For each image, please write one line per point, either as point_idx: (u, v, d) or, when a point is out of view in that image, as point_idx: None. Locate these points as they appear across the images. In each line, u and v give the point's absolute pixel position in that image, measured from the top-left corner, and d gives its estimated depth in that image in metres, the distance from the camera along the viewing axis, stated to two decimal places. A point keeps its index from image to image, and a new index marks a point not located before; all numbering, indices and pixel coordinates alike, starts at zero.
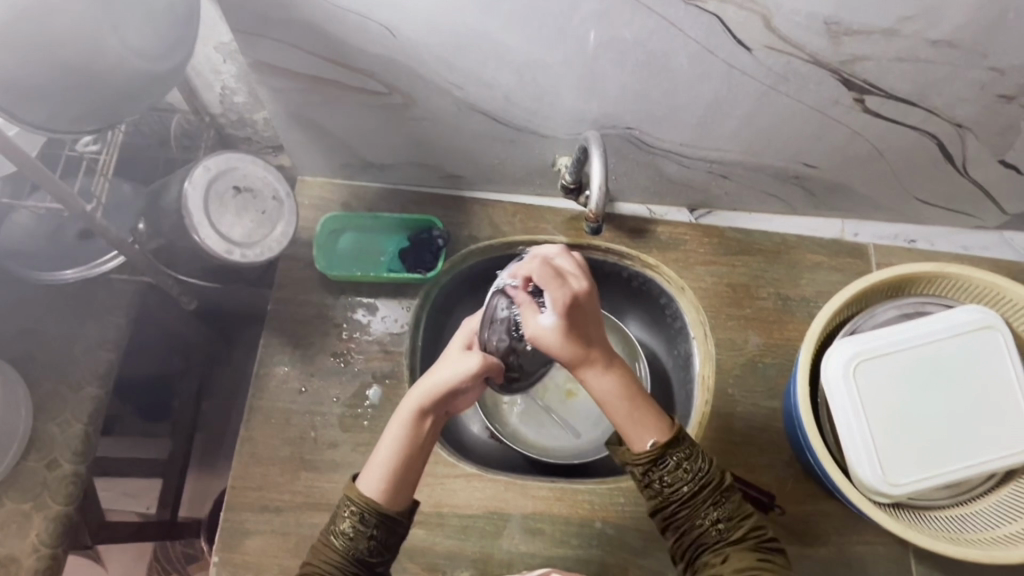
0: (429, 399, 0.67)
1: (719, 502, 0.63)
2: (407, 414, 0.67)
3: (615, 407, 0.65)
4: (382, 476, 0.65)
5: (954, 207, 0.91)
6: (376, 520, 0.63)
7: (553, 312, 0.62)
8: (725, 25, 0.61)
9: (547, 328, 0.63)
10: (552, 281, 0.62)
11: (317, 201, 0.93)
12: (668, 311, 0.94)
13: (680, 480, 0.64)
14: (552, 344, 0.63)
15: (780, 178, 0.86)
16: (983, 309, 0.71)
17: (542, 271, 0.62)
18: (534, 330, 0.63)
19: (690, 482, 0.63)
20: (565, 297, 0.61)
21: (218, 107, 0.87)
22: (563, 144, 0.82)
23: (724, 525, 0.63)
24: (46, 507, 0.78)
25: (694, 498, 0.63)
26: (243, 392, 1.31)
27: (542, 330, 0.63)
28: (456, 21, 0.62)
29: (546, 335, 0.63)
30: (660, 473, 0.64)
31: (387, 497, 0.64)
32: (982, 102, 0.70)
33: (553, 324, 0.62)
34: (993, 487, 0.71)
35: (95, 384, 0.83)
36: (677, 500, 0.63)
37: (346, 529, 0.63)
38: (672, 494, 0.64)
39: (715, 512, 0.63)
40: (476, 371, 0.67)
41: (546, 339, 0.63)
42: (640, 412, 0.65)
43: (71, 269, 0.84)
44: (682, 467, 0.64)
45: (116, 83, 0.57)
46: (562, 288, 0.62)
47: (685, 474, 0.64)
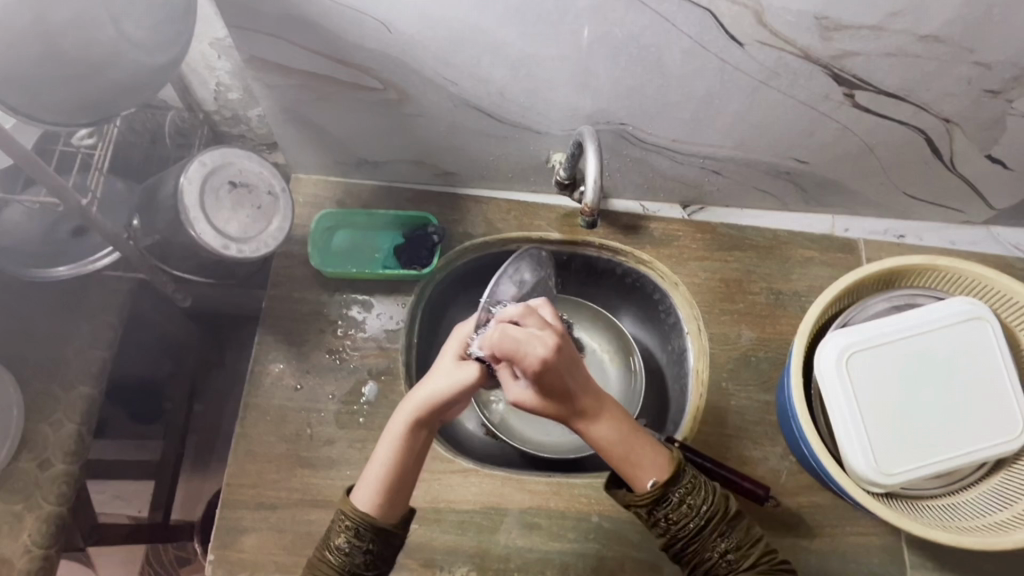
0: (423, 411, 0.65)
1: (725, 532, 0.63)
2: (401, 427, 0.65)
3: (611, 455, 0.64)
4: (374, 489, 0.63)
5: (942, 202, 0.93)
6: (371, 534, 0.62)
7: (524, 381, 0.61)
8: (718, 20, 0.62)
9: (523, 392, 0.62)
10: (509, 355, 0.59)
11: (312, 199, 0.93)
12: (662, 307, 0.95)
13: (685, 516, 0.63)
14: (533, 410, 0.62)
15: (772, 173, 0.87)
16: (973, 301, 0.72)
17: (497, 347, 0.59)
18: (513, 394, 0.63)
19: (696, 517, 0.62)
20: (529, 368, 0.59)
21: (212, 104, 0.87)
22: (557, 140, 0.83)
23: (734, 555, 0.62)
24: (39, 507, 0.77)
25: (701, 532, 0.62)
26: (235, 393, 1.31)
27: (520, 399, 0.62)
28: (451, 16, 0.62)
29: (523, 400, 0.62)
30: (665, 513, 0.63)
31: (380, 510, 0.63)
32: (968, 97, 0.71)
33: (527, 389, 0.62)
34: (983, 477, 0.72)
35: (87, 383, 0.83)
36: (684, 537, 0.63)
37: (341, 545, 0.62)
38: (679, 531, 0.63)
39: (723, 543, 0.62)
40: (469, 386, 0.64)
41: (528, 403, 0.62)
42: (638, 453, 0.64)
43: (64, 268, 0.82)
44: (685, 502, 0.63)
45: (112, 76, 0.57)
46: (521, 361, 0.59)
47: (689, 510, 0.63)
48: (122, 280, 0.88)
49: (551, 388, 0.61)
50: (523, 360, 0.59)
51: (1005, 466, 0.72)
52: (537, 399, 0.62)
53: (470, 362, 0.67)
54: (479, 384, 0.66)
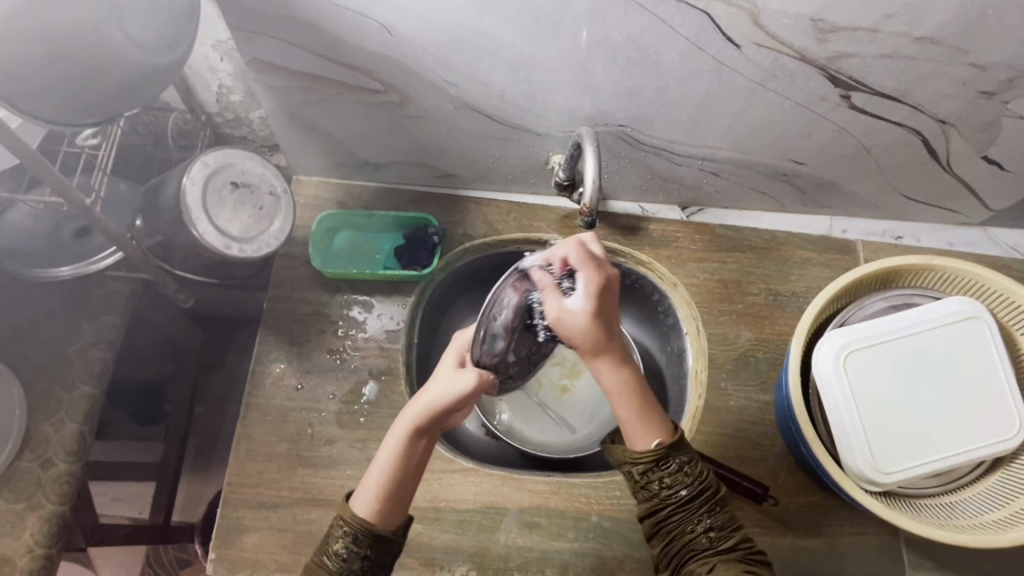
0: (425, 419, 0.64)
1: (712, 509, 0.63)
2: (402, 433, 0.64)
3: (628, 404, 0.63)
4: (373, 496, 0.63)
5: (939, 204, 0.93)
6: (369, 540, 0.62)
7: (583, 294, 0.59)
8: (715, 22, 0.62)
9: (574, 309, 0.59)
10: (589, 262, 0.59)
11: (313, 201, 0.94)
12: (662, 308, 0.95)
13: (679, 483, 0.63)
14: (579, 328, 0.59)
15: (769, 175, 0.88)
16: (970, 301, 0.72)
17: (579, 253, 0.60)
18: (560, 312, 0.60)
19: (689, 486, 0.63)
20: (603, 280, 0.59)
21: (214, 106, 0.88)
22: (557, 142, 0.83)
23: (715, 534, 0.62)
24: (41, 507, 0.78)
25: (690, 502, 0.63)
26: (236, 395, 1.31)
27: (573, 313, 0.59)
28: (451, 18, 0.63)
29: (576, 314, 0.59)
30: (659, 476, 0.63)
31: (378, 517, 0.63)
32: (964, 98, 0.72)
33: (581, 307, 0.59)
34: (981, 476, 0.73)
35: (89, 384, 0.83)
36: (673, 502, 0.63)
37: (339, 551, 0.62)
38: (669, 496, 0.63)
39: (708, 519, 0.63)
40: (468, 391, 0.64)
41: (579, 319, 0.59)
42: (650, 410, 0.64)
43: (67, 268, 0.82)
44: (682, 470, 0.63)
45: (116, 77, 0.58)
46: (600, 270, 0.60)
47: (685, 477, 0.63)
48: (125, 281, 0.88)
49: (605, 312, 0.59)
50: (596, 270, 0.59)
51: (1003, 465, 0.72)
52: (586, 320, 0.59)
53: (470, 370, 0.66)
54: (478, 391, 0.66)
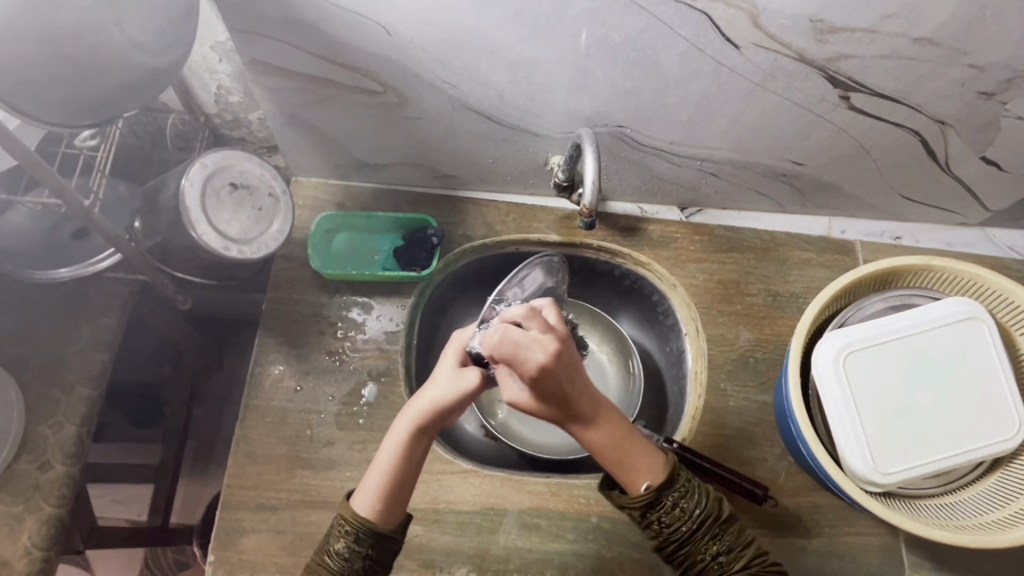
0: (426, 418, 0.65)
1: (717, 535, 0.63)
2: (403, 434, 0.65)
3: (606, 457, 0.64)
4: (373, 494, 0.63)
5: (937, 204, 0.93)
6: (370, 539, 0.63)
7: (520, 383, 0.59)
8: (714, 22, 0.62)
9: (520, 394, 0.60)
10: (509, 360, 0.56)
11: (312, 201, 0.93)
12: (661, 309, 0.96)
13: (678, 519, 0.63)
14: (528, 411, 0.61)
15: (768, 176, 0.88)
16: (969, 301, 0.73)
17: (499, 351, 0.57)
18: (509, 396, 0.61)
19: (688, 520, 0.63)
20: (530, 374, 0.56)
21: (213, 107, 0.87)
22: (556, 142, 0.83)
23: (725, 558, 0.62)
24: (39, 509, 0.77)
25: (693, 535, 0.63)
26: (235, 397, 1.31)
27: (516, 400, 0.60)
28: (450, 18, 0.63)
29: (519, 401, 0.60)
30: (657, 515, 0.63)
31: (379, 516, 0.63)
32: (962, 99, 0.72)
33: (524, 392, 0.60)
34: (980, 476, 0.73)
35: (88, 385, 0.83)
36: (677, 539, 0.63)
37: (340, 550, 0.62)
38: (671, 534, 0.63)
39: (715, 545, 0.63)
40: (467, 391, 0.65)
41: (522, 405, 0.60)
42: (633, 460, 0.64)
43: (66, 268, 0.82)
44: (678, 507, 0.63)
45: (115, 77, 0.58)
46: (521, 366, 0.56)
47: (682, 513, 0.63)
48: (123, 282, 0.88)
49: (549, 394, 0.59)
50: (520, 365, 0.56)
51: (1002, 466, 0.72)
52: (533, 404, 0.60)
53: (472, 368, 0.66)
54: (479, 390, 0.66)
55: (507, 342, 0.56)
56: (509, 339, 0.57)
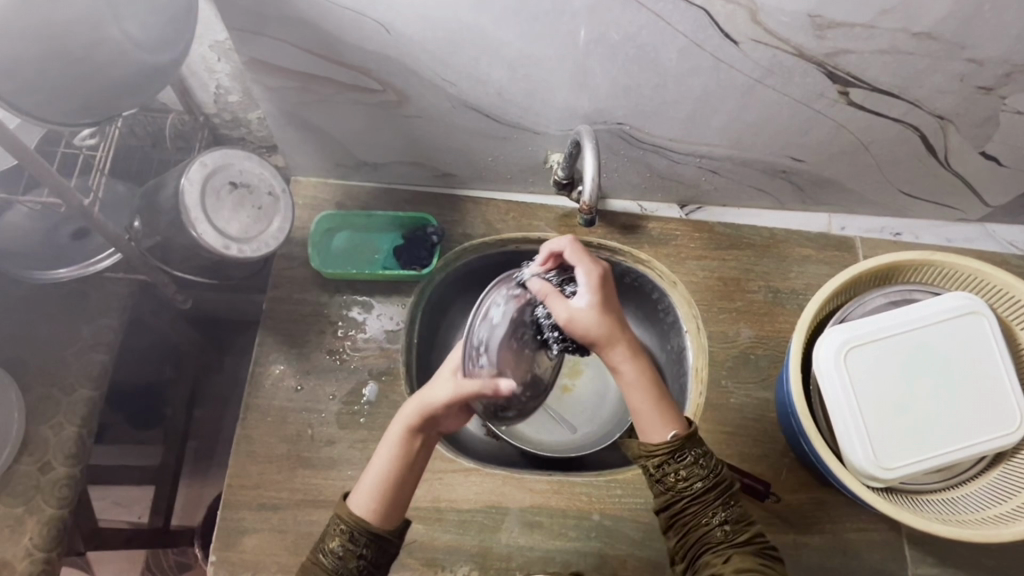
0: (418, 419, 0.65)
1: (727, 504, 0.62)
2: (397, 433, 0.65)
3: (643, 395, 0.64)
4: (370, 495, 0.63)
5: (936, 200, 0.93)
6: (365, 538, 0.62)
7: (586, 290, 0.65)
8: (713, 18, 0.62)
9: (580, 307, 0.64)
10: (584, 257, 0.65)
11: (311, 201, 0.93)
12: (661, 306, 0.95)
13: (695, 475, 0.62)
14: (586, 323, 0.64)
15: (768, 172, 0.88)
16: (969, 296, 0.73)
17: (573, 249, 0.66)
18: (568, 312, 0.64)
19: (705, 479, 0.62)
20: (598, 273, 0.65)
21: (211, 106, 0.87)
22: (555, 140, 0.83)
23: (730, 527, 0.61)
24: (40, 511, 0.77)
25: (705, 494, 0.62)
26: (235, 398, 1.31)
27: (577, 310, 0.64)
28: (450, 15, 0.63)
29: (581, 311, 0.64)
30: (674, 467, 0.63)
31: (377, 516, 0.63)
32: (961, 94, 0.72)
33: (586, 304, 0.64)
34: (982, 470, 0.73)
35: (89, 386, 0.83)
36: (688, 494, 0.62)
37: (335, 548, 0.61)
38: (685, 489, 0.62)
39: (723, 512, 0.62)
40: (452, 398, 0.64)
41: (583, 315, 0.64)
42: (667, 401, 0.65)
43: (66, 269, 0.82)
44: (698, 463, 0.63)
45: (114, 76, 0.58)
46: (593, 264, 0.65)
47: (700, 470, 0.63)
48: (123, 283, 0.88)
49: (606, 305, 0.65)
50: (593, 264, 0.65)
51: (1004, 460, 0.72)
52: (593, 316, 0.64)
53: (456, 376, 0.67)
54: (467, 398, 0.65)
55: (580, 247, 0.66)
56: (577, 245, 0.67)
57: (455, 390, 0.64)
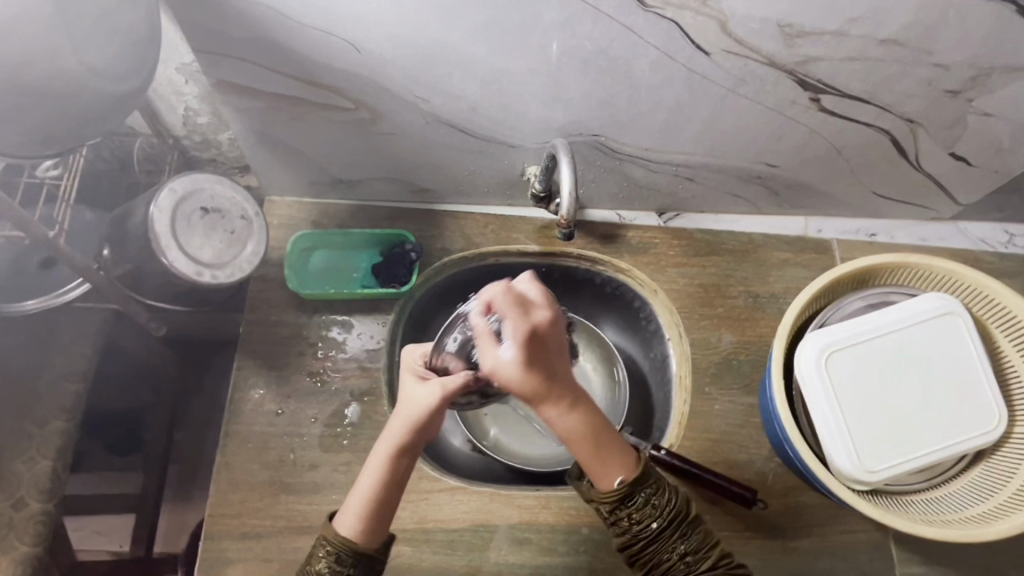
0: (405, 437, 0.63)
1: (686, 534, 0.63)
2: (384, 455, 0.63)
3: (581, 445, 0.61)
4: (358, 515, 0.62)
5: (909, 199, 0.95)
6: (352, 559, 0.61)
7: (511, 340, 0.55)
8: (684, 30, 0.63)
9: (506, 361, 0.56)
10: (513, 310, 0.56)
11: (286, 220, 0.92)
12: (643, 315, 0.96)
13: (648, 516, 0.62)
14: (512, 383, 0.56)
15: (744, 178, 0.89)
16: (944, 297, 0.73)
17: (505, 298, 0.57)
18: (493, 363, 0.56)
19: (659, 517, 0.62)
20: (530, 328, 0.56)
21: (181, 129, 0.86)
22: (531, 153, 0.83)
23: (691, 558, 0.62)
24: (14, 549, 0.75)
25: (663, 532, 0.62)
26: (218, 418, 1.25)
27: (501, 366, 0.56)
28: (418, 32, 0.62)
29: (506, 369, 0.55)
30: (626, 513, 0.63)
31: (363, 535, 0.62)
32: (930, 97, 0.73)
33: (512, 356, 0.55)
34: (964, 469, 0.74)
35: (62, 418, 0.81)
36: (645, 537, 0.62)
37: (321, 571, 0.61)
38: (640, 531, 0.62)
39: (683, 545, 0.62)
40: (437, 403, 0.62)
41: (506, 373, 0.56)
42: (609, 449, 0.62)
43: (33, 300, 0.82)
44: (650, 503, 0.62)
45: (77, 106, 0.56)
46: (523, 318, 0.56)
47: (653, 510, 0.62)
48: (94, 310, 0.86)
49: (538, 359, 0.56)
50: (523, 317, 0.56)
51: (984, 458, 0.73)
52: (519, 370, 0.55)
53: (432, 381, 0.64)
54: (447, 401, 0.63)
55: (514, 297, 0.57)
56: (513, 291, 0.58)
57: (440, 388, 0.62)
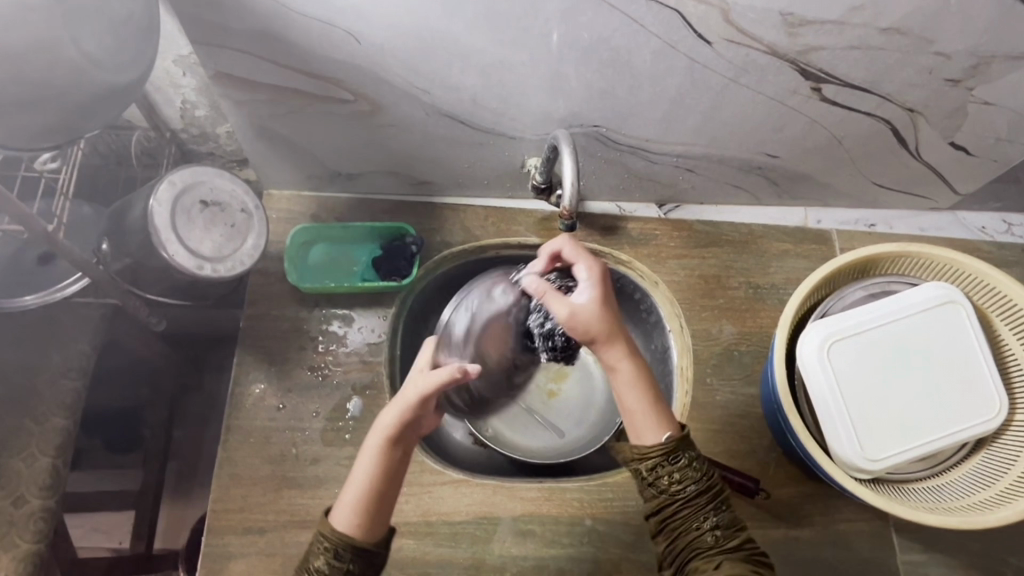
0: (397, 429, 0.64)
1: (717, 508, 0.62)
2: (376, 446, 0.63)
3: (643, 395, 0.64)
4: (353, 509, 0.61)
5: (908, 189, 0.95)
6: (352, 554, 0.60)
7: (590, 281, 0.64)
8: (686, 19, 0.62)
9: (584, 301, 0.63)
10: (587, 255, 0.66)
11: (285, 214, 0.91)
12: (643, 306, 0.92)
13: (688, 478, 0.62)
14: (595, 317, 0.62)
15: (744, 169, 0.89)
16: (946, 285, 0.74)
17: (577, 248, 0.66)
18: (574, 305, 0.62)
19: (698, 482, 0.62)
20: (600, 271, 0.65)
21: (179, 122, 0.85)
22: (532, 145, 0.83)
23: (721, 532, 0.61)
24: (15, 546, 0.75)
25: (698, 498, 0.62)
26: (216, 418, 1.25)
27: (583, 303, 0.62)
28: (420, 23, 0.62)
29: (589, 305, 0.62)
30: (668, 471, 0.62)
31: (359, 529, 0.61)
32: (931, 87, 0.73)
33: (587, 299, 0.63)
34: (965, 457, 0.74)
35: (61, 415, 0.80)
36: (682, 498, 0.62)
37: (320, 565, 0.59)
38: (677, 492, 0.62)
39: (714, 517, 0.61)
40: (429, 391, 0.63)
41: (590, 308, 0.62)
42: (662, 401, 0.65)
43: (31, 296, 0.80)
44: (692, 466, 0.63)
45: (75, 98, 0.55)
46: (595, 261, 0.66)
47: (694, 473, 0.63)
48: (92, 305, 0.85)
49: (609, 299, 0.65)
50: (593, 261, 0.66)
51: (985, 445, 0.74)
52: (598, 309, 0.62)
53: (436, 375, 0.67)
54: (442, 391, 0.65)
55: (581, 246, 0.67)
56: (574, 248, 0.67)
57: (429, 377, 0.64)
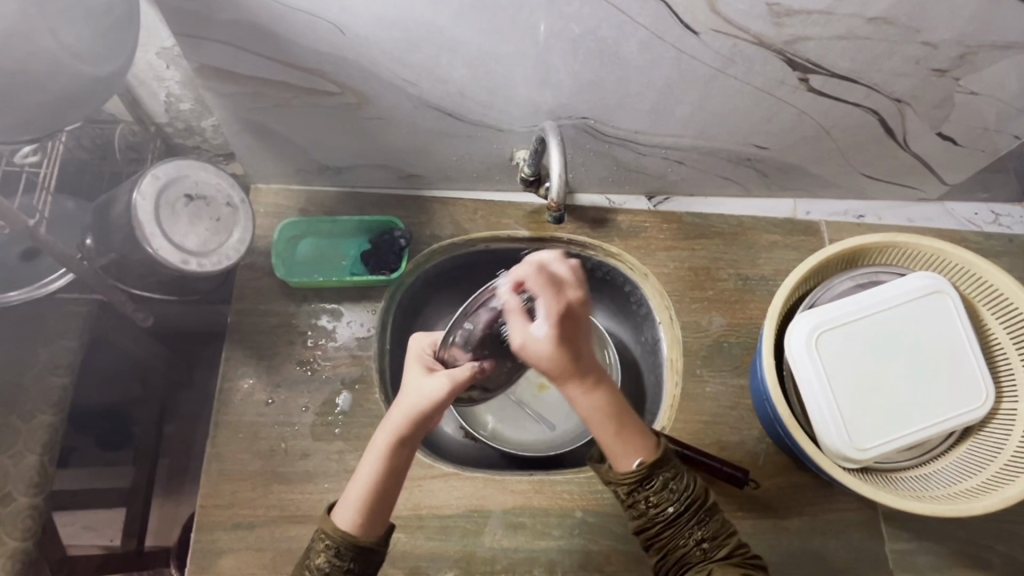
0: (405, 429, 0.63)
1: (703, 520, 0.63)
2: (382, 447, 0.63)
3: (601, 425, 0.62)
4: (355, 509, 0.62)
5: (896, 179, 0.95)
6: (352, 553, 0.61)
7: (545, 321, 0.54)
8: (673, 9, 0.62)
9: (538, 338, 0.55)
10: (547, 289, 0.53)
11: (273, 208, 0.91)
12: (633, 299, 0.96)
13: (666, 500, 0.63)
14: (541, 360, 0.56)
15: (734, 160, 0.88)
16: (932, 275, 0.74)
17: (539, 276, 0.54)
18: (523, 341, 0.55)
19: (677, 502, 0.63)
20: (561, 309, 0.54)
21: (163, 116, 0.84)
22: (520, 137, 0.83)
23: (708, 544, 0.62)
24: (2, 544, 0.74)
25: (678, 517, 0.63)
26: (207, 412, 1.25)
27: (531, 344, 0.55)
28: (404, 14, 0.61)
29: (536, 347, 0.55)
30: (644, 495, 0.63)
31: (360, 529, 0.62)
32: (917, 77, 0.73)
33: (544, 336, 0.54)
34: (952, 446, 0.75)
35: (48, 412, 0.80)
36: (662, 520, 0.63)
37: (321, 565, 0.61)
38: (656, 515, 0.63)
39: (700, 531, 0.62)
40: (440, 395, 0.62)
41: (536, 351, 0.55)
42: (629, 432, 0.63)
43: (15, 292, 0.79)
44: (667, 487, 0.63)
45: (54, 90, 0.54)
46: (557, 298, 0.54)
47: (670, 494, 0.63)
48: (78, 301, 0.85)
49: (568, 341, 0.55)
50: (555, 297, 0.54)
51: (972, 434, 0.74)
52: (552, 351, 0.55)
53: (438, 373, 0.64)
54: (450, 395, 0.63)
55: (543, 275, 0.54)
56: (547, 269, 0.54)
57: (448, 380, 0.62)
